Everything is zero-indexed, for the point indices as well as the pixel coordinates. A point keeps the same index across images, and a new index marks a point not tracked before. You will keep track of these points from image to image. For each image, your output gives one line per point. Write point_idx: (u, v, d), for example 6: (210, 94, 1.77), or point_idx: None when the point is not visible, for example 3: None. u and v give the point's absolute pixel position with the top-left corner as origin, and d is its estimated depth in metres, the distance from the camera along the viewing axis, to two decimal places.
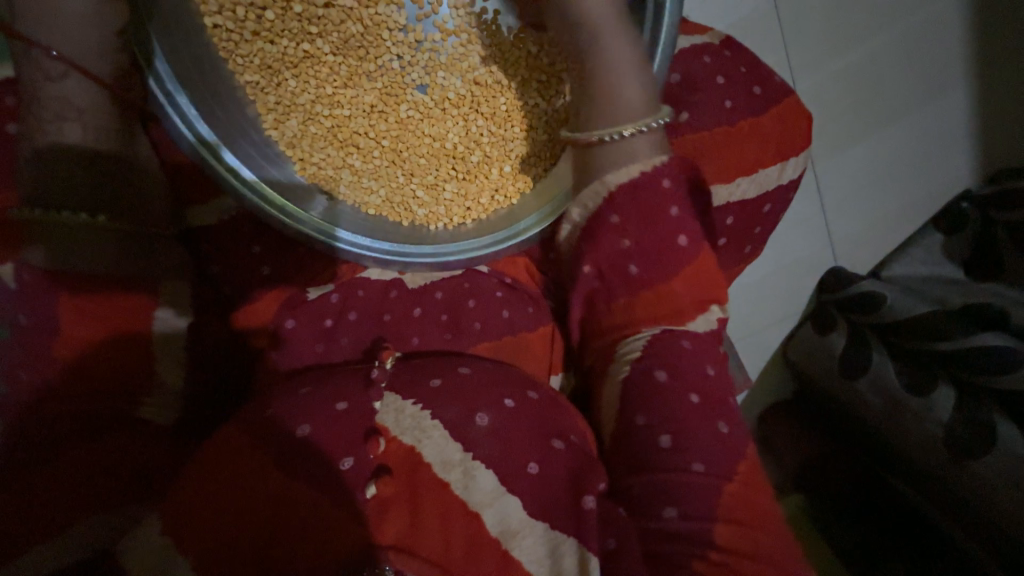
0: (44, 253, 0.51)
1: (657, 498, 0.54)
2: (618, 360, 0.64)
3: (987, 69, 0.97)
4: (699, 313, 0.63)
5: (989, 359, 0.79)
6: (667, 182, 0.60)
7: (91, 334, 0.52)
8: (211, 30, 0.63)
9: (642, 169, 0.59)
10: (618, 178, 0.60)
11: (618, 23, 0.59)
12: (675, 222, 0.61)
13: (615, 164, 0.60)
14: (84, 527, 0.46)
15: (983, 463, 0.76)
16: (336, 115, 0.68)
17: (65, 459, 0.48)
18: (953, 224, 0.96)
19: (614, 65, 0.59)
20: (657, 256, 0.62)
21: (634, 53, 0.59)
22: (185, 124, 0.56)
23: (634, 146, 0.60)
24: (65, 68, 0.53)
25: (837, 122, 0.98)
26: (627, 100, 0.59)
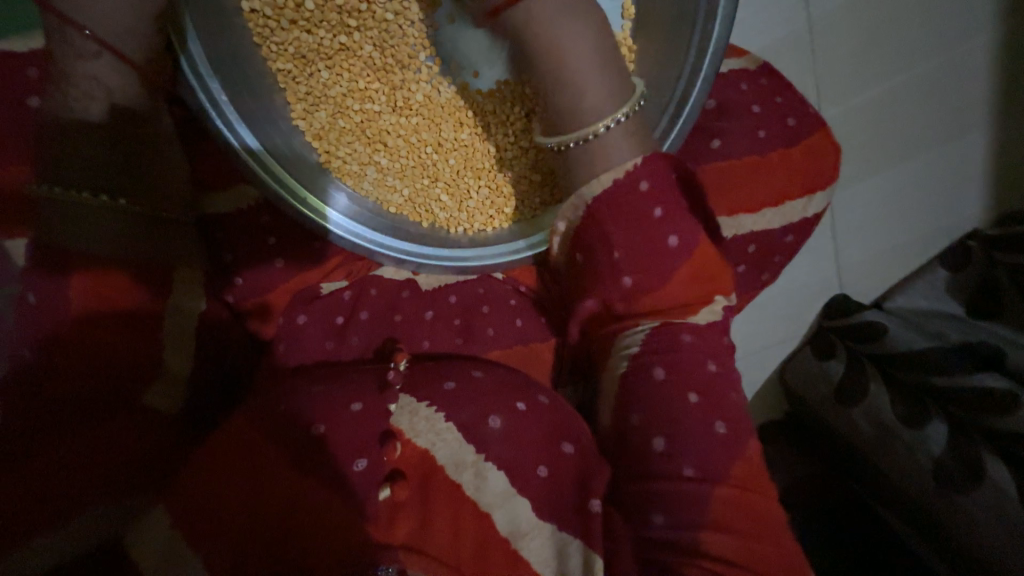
0: (51, 234, 0.48)
1: (658, 510, 0.54)
2: (616, 352, 0.63)
3: (1009, 116, 0.99)
4: (702, 305, 0.62)
5: (987, 399, 0.82)
6: (646, 186, 0.58)
7: (92, 313, 0.50)
8: (248, 15, 0.60)
9: (617, 175, 0.57)
10: (592, 188, 0.58)
11: (565, 20, 0.55)
12: (661, 222, 0.59)
13: (588, 173, 0.58)
14: (84, 520, 0.45)
15: (972, 499, 0.79)
16: (366, 110, 0.66)
17: (71, 448, 0.46)
18: (958, 261, 0.98)
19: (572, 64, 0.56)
20: (648, 260, 0.60)
21: (592, 53, 0.56)
22: (213, 108, 0.55)
23: (607, 153, 0.57)
24: (98, 48, 0.50)
25: (857, 154, 0.99)
26: (591, 100, 0.56)
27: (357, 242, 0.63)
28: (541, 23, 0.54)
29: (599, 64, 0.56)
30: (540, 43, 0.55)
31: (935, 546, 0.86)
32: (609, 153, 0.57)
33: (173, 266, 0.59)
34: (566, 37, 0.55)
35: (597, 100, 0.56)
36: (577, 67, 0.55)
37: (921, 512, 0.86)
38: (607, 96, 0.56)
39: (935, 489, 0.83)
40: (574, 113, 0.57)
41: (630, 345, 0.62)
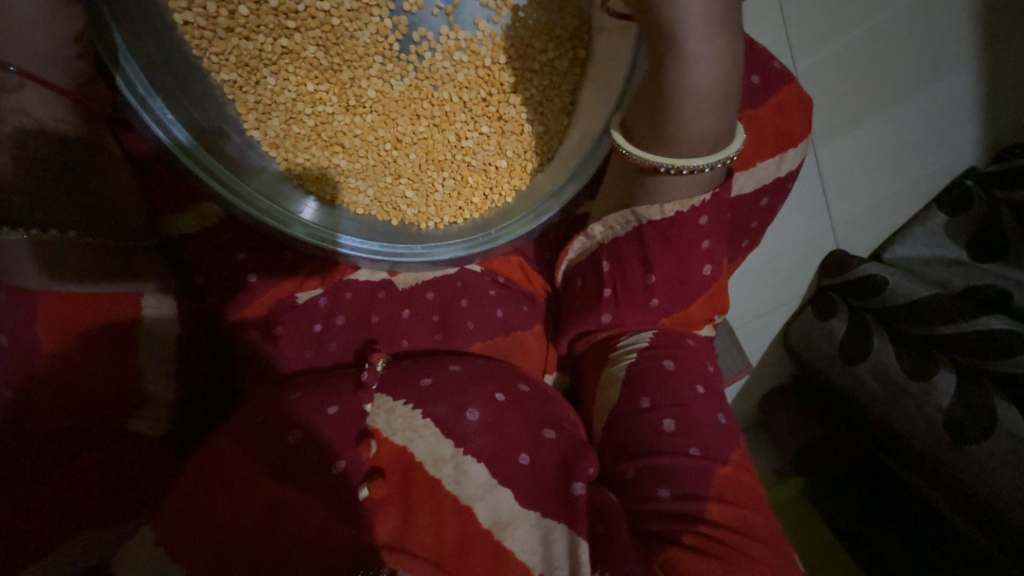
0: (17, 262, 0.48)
1: (663, 484, 0.53)
2: (624, 348, 0.63)
3: (993, 48, 0.95)
4: (707, 321, 0.66)
5: (988, 344, 0.79)
6: (705, 220, 0.57)
7: (67, 336, 0.51)
8: (183, 28, 0.59)
9: (680, 209, 0.56)
10: (652, 213, 0.57)
11: (722, 42, 0.45)
12: (705, 253, 0.59)
13: (654, 198, 0.56)
14: (80, 542, 0.45)
15: (982, 447, 0.75)
16: (319, 113, 0.65)
17: (57, 473, 0.48)
18: (956, 204, 0.93)
19: (700, 92, 0.47)
20: (680, 287, 0.61)
21: (730, 63, 0.46)
22: (160, 128, 0.54)
23: (679, 184, 0.55)
24: (21, 80, 0.50)
25: (840, 103, 0.95)
26: (694, 132, 0.50)
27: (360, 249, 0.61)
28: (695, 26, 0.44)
29: (731, 80, 0.47)
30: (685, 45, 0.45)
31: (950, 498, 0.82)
32: (677, 184, 0.55)
33: (139, 289, 0.58)
34: (714, 59, 0.45)
35: (707, 129, 0.50)
36: (711, 80, 0.46)
37: (940, 467, 0.82)
38: (717, 127, 0.50)
39: (948, 442, 0.79)
40: (680, 135, 0.50)
41: (640, 343, 0.62)
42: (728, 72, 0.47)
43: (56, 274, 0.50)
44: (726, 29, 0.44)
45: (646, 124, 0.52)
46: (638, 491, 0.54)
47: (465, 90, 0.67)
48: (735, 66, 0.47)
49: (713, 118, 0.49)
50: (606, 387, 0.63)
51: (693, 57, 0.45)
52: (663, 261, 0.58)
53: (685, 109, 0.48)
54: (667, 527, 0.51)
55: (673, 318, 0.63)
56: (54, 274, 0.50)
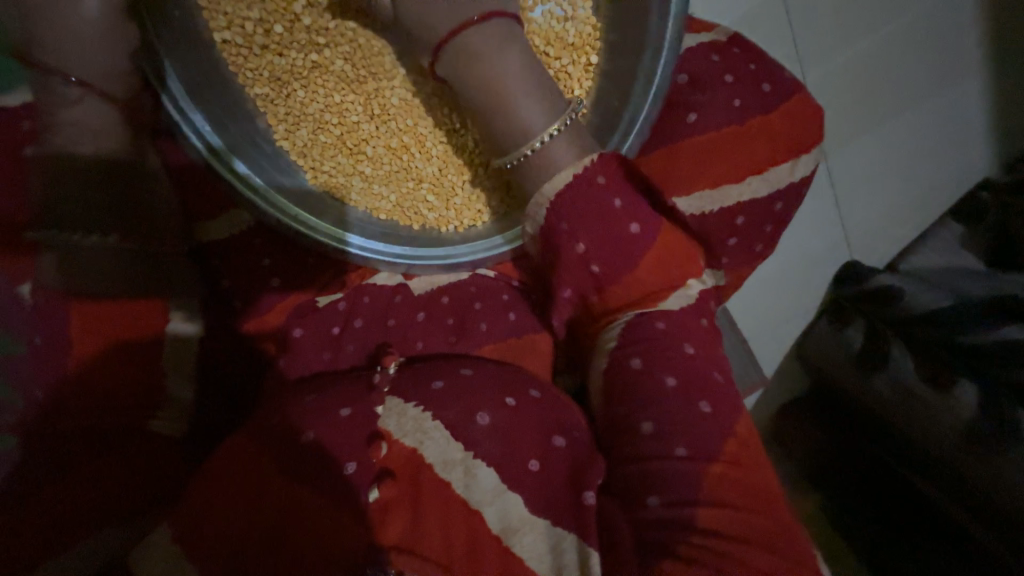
0: (63, 272, 0.51)
1: (653, 492, 0.51)
2: (598, 350, 0.62)
3: (1004, 58, 0.95)
4: (674, 291, 0.61)
5: (1008, 353, 0.78)
6: (604, 179, 0.57)
7: (95, 347, 0.52)
8: (221, 45, 0.63)
9: (576, 171, 0.56)
10: (556, 185, 0.56)
11: (503, 49, 0.55)
12: (620, 212, 0.57)
13: (547, 171, 0.57)
14: (96, 539, 0.47)
15: (1007, 459, 0.74)
16: (345, 122, 0.68)
17: (77, 474, 0.49)
18: (972, 215, 0.93)
19: (510, 89, 0.55)
20: (619, 255, 0.58)
21: (527, 66, 0.56)
22: (198, 137, 0.57)
23: (556, 154, 0.57)
24: (81, 92, 0.55)
25: (851, 113, 0.96)
26: (522, 121, 0.56)
27: (365, 253, 0.63)
28: (478, 52, 0.55)
29: (532, 76, 0.56)
30: (483, 66, 0.55)
31: (976, 515, 0.79)
32: (557, 153, 0.57)
33: (171, 293, 0.61)
34: (505, 64, 0.55)
35: (535, 104, 0.56)
36: (515, 73, 0.55)
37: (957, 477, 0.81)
38: (543, 102, 0.57)
39: (967, 451, 0.78)
40: (521, 124, 0.56)
41: (610, 340, 0.61)
42: (524, 69, 0.56)
43: (71, 284, 0.52)
44: (504, 35, 0.55)
45: (488, 136, 0.59)
46: (630, 498, 0.53)
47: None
48: (532, 61, 0.57)
49: (534, 105, 0.56)
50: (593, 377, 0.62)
51: (487, 67, 0.55)
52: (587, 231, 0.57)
53: (510, 100, 0.56)
54: (673, 536, 0.49)
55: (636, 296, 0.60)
56: (71, 282, 0.51)
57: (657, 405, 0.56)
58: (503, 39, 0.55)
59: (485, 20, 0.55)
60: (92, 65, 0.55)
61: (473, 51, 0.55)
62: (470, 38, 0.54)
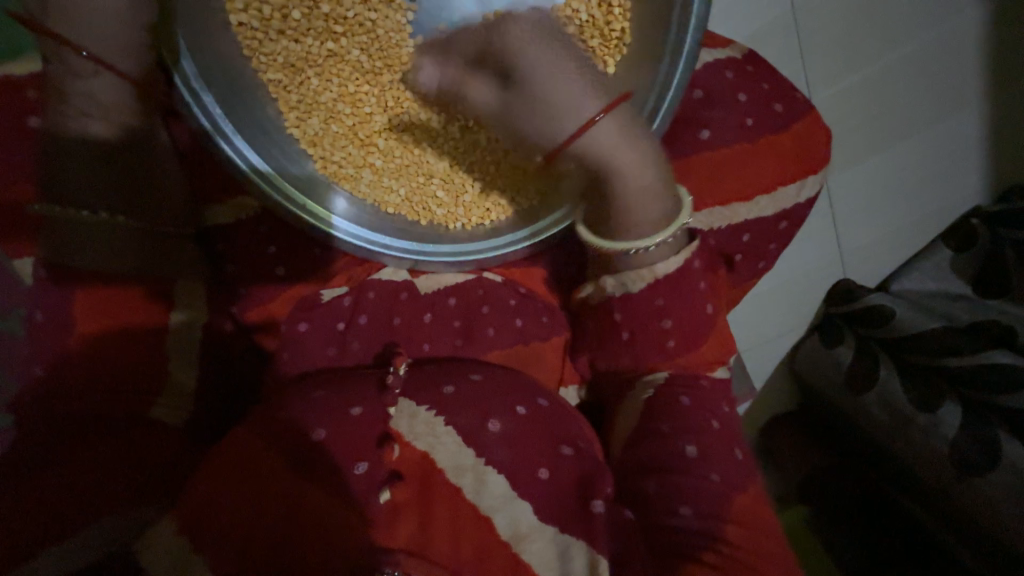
0: (51, 248, 0.52)
1: (685, 502, 0.53)
2: (639, 386, 0.65)
3: (999, 92, 0.99)
4: (720, 364, 0.67)
5: (995, 376, 0.80)
6: (696, 264, 0.62)
7: (95, 329, 0.52)
8: (237, 28, 0.62)
9: (684, 258, 0.61)
10: (665, 269, 0.60)
11: (627, 146, 0.57)
12: (705, 294, 0.63)
13: (654, 259, 0.61)
14: (87, 536, 0.44)
15: (988, 479, 0.76)
16: (358, 113, 0.68)
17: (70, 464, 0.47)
18: (964, 241, 0.96)
19: (634, 186, 0.58)
20: (687, 325, 0.63)
21: (648, 160, 0.58)
22: (207, 119, 0.54)
23: (668, 245, 0.61)
24: (94, 67, 0.51)
25: (851, 136, 0.98)
26: (645, 218, 0.59)
27: (360, 244, 0.62)
28: (605, 150, 0.57)
29: (657, 171, 0.59)
30: (610, 163, 0.57)
31: (968, 540, 0.81)
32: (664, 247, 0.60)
33: (172, 277, 0.59)
34: (631, 163, 0.57)
35: (659, 204, 0.59)
36: (641, 171, 0.58)
37: (944, 497, 0.83)
38: (665, 201, 0.59)
39: (953, 473, 0.79)
40: (645, 221, 0.59)
41: (654, 382, 0.64)
42: (650, 164, 0.58)
43: (54, 264, 0.51)
44: (629, 130, 0.57)
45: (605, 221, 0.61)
46: (655, 510, 0.54)
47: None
48: (655, 154, 0.59)
49: (658, 201, 0.59)
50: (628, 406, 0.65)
51: (614, 166, 0.57)
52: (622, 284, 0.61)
53: (635, 200, 0.59)
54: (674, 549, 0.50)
55: (685, 357, 0.64)
56: (55, 263, 0.51)
57: None
58: (626, 136, 0.57)
59: (609, 120, 0.56)
60: (108, 38, 0.51)
61: (601, 150, 0.56)
62: (597, 136, 0.56)
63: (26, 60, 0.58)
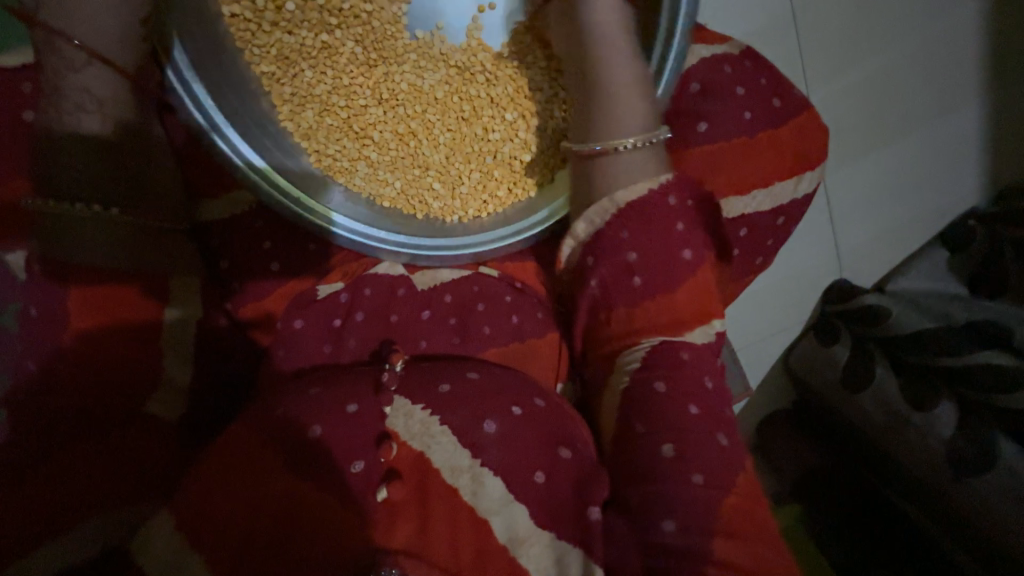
0: (45, 245, 0.50)
1: (669, 516, 0.51)
2: (618, 370, 0.62)
3: (997, 87, 0.99)
4: (699, 323, 0.61)
5: (992, 377, 0.81)
6: (673, 199, 0.59)
7: (86, 327, 0.50)
8: (230, 20, 0.62)
9: (652, 186, 0.59)
10: (630, 193, 0.58)
11: (623, 43, 0.60)
12: (682, 236, 0.60)
13: (620, 181, 0.59)
14: (78, 533, 0.44)
15: (983, 480, 0.77)
16: (352, 105, 0.67)
17: (59, 461, 0.47)
18: (958, 241, 0.96)
19: (615, 81, 0.60)
20: (662, 273, 0.60)
21: (640, 68, 0.60)
22: (199, 110, 0.55)
23: (633, 162, 0.59)
24: (88, 58, 0.51)
25: (848, 134, 0.98)
26: (617, 116, 0.59)
27: (353, 237, 0.62)
28: (603, 34, 0.60)
29: (644, 80, 0.60)
30: (603, 49, 0.60)
31: (964, 541, 0.82)
32: (633, 164, 0.59)
33: (169, 273, 0.59)
34: (618, 55, 0.60)
35: (636, 111, 0.59)
36: (627, 69, 0.59)
37: (939, 498, 0.84)
38: (643, 110, 0.59)
39: (949, 474, 0.81)
40: (617, 118, 0.59)
41: (631, 363, 0.60)
42: (638, 68, 0.60)
43: (46, 255, 0.49)
44: (630, 32, 0.61)
45: (582, 117, 0.62)
46: (641, 519, 0.53)
47: (495, 86, 0.69)
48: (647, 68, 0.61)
49: (635, 104, 0.59)
50: (611, 394, 0.62)
51: (606, 53, 0.60)
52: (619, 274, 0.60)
53: (612, 92, 0.60)
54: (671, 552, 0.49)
55: (660, 320, 0.60)
56: (46, 254, 0.50)
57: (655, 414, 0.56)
58: (623, 34, 0.60)
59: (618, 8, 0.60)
60: (103, 29, 0.50)
61: (598, 31, 0.60)
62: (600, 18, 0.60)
63: (22, 55, 0.58)
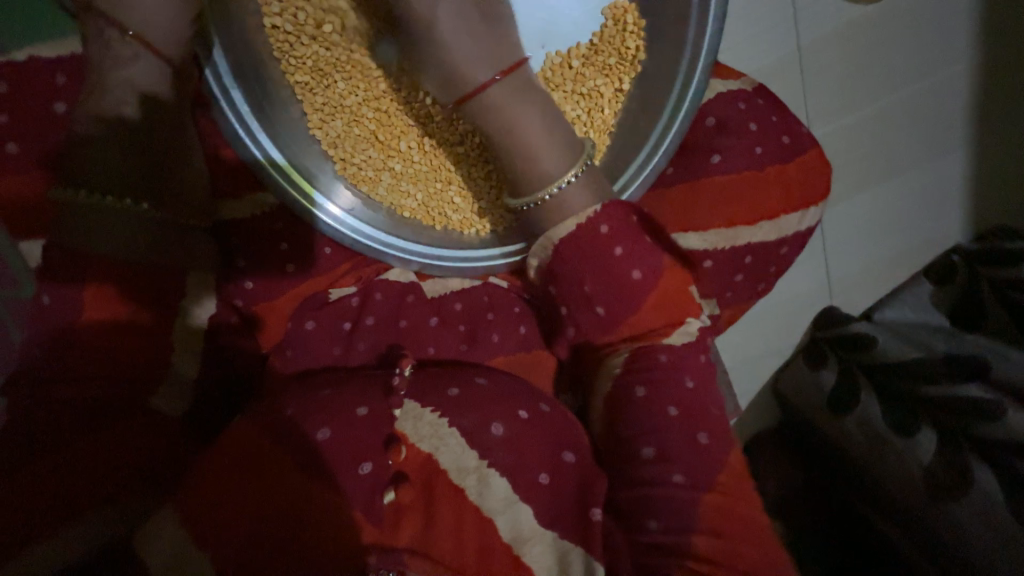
0: (66, 232, 0.50)
1: (652, 517, 0.53)
2: (602, 375, 0.65)
3: (987, 137, 1.05)
4: (676, 327, 0.62)
5: (974, 407, 0.83)
6: (606, 227, 0.59)
7: (97, 317, 0.50)
8: (269, 30, 0.62)
9: (581, 220, 0.59)
10: (559, 231, 0.60)
11: (518, 105, 0.59)
12: (627, 259, 0.59)
13: (551, 221, 0.61)
14: (82, 527, 0.44)
15: (960, 503, 0.80)
16: (381, 117, 0.68)
17: (61, 454, 0.46)
18: (942, 275, 1.01)
19: (526, 142, 0.60)
20: (619, 293, 0.60)
21: (545, 118, 0.60)
22: (238, 119, 0.60)
23: (565, 205, 0.60)
24: (139, 53, 0.53)
25: (846, 171, 1.03)
26: (540, 169, 0.60)
27: (371, 246, 0.66)
28: (496, 113, 0.59)
29: (552, 128, 0.61)
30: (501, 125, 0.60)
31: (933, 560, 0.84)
32: (562, 205, 0.60)
33: (186, 266, 0.58)
34: (518, 119, 0.59)
35: (553, 159, 0.60)
36: (533, 125, 0.60)
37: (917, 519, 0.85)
38: (561, 152, 0.60)
39: (926, 497, 0.84)
40: (538, 174, 0.60)
41: (614, 367, 0.63)
42: (543, 119, 0.60)
43: (64, 243, 0.50)
44: (520, 91, 0.60)
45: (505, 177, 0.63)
46: (634, 521, 0.54)
47: None
48: (551, 114, 0.61)
49: (551, 154, 0.60)
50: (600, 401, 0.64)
51: (505, 127, 0.59)
52: (630, 295, 0.61)
53: (527, 153, 0.60)
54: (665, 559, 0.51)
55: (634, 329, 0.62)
56: (65, 244, 0.50)
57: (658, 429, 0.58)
58: (519, 97, 0.60)
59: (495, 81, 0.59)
60: (159, 33, 0.53)
61: (492, 110, 0.59)
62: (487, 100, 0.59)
63: (63, 49, 0.60)
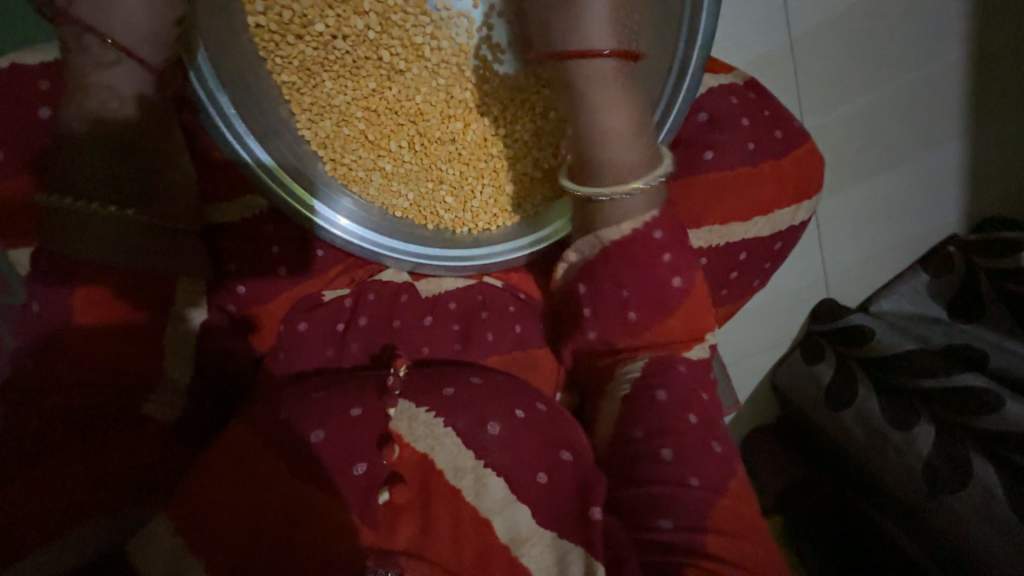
0: (51, 240, 0.49)
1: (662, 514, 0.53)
2: (618, 378, 0.63)
3: (983, 128, 1.04)
4: (696, 342, 0.64)
5: (972, 399, 0.83)
6: (660, 234, 0.59)
7: (86, 322, 0.50)
8: (254, 31, 0.62)
9: (635, 226, 0.58)
10: (613, 234, 0.59)
11: (616, 90, 0.56)
12: (670, 267, 0.60)
13: (611, 220, 0.59)
14: (76, 535, 0.45)
15: (959, 496, 0.80)
16: (370, 116, 0.68)
17: (52, 462, 0.46)
18: (940, 267, 1.01)
19: (609, 130, 0.57)
20: (652, 299, 0.60)
21: (635, 111, 0.57)
22: (224, 122, 0.58)
23: (628, 204, 0.58)
24: (119, 56, 0.51)
25: (840, 163, 1.03)
26: (614, 163, 0.57)
27: (365, 248, 0.65)
28: (594, 90, 0.55)
29: (639, 124, 0.58)
30: (591, 104, 0.56)
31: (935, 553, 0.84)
32: (621, 206, 0.59)
33: (176, 272, 0.57)
34: (607, 104, 0.56)
35: (632, 157, 0.57)
36: (620, 116, 0.57)
37: (917, 512, 0.85)
38: (640, 151, 0.58)
39: (925, 490, 0.83)
40: (614, 167, 0.57)
41: (631, 373, 0.62)
42: (633, 113, 0.57)
43: (49, 250, 0.49)
44: (625, 78, 0.56)
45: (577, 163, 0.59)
46: (638, 519, 0.54)
47: (512, 101, 0.69)
48: (642, 110, 0.58)
49: (630, 149, 0.57)
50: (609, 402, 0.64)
51: (595, 111, 0.56)
52: (636, 298, 0.60)
53: (609, 141, 0.57)
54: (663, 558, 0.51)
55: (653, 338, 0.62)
56: (49, 250, 0.49)
57: (654, 426, 0.58)
58: (621, 84, 0.56)
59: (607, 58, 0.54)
60: (139, 30, 0.51)
61: (589, 89, 0.55)
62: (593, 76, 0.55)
63: (46, 53, 0.60)
